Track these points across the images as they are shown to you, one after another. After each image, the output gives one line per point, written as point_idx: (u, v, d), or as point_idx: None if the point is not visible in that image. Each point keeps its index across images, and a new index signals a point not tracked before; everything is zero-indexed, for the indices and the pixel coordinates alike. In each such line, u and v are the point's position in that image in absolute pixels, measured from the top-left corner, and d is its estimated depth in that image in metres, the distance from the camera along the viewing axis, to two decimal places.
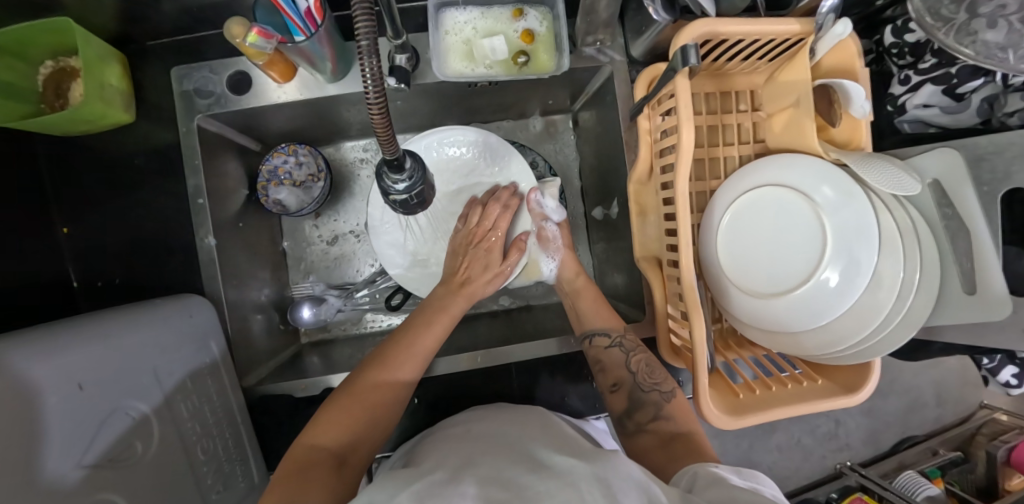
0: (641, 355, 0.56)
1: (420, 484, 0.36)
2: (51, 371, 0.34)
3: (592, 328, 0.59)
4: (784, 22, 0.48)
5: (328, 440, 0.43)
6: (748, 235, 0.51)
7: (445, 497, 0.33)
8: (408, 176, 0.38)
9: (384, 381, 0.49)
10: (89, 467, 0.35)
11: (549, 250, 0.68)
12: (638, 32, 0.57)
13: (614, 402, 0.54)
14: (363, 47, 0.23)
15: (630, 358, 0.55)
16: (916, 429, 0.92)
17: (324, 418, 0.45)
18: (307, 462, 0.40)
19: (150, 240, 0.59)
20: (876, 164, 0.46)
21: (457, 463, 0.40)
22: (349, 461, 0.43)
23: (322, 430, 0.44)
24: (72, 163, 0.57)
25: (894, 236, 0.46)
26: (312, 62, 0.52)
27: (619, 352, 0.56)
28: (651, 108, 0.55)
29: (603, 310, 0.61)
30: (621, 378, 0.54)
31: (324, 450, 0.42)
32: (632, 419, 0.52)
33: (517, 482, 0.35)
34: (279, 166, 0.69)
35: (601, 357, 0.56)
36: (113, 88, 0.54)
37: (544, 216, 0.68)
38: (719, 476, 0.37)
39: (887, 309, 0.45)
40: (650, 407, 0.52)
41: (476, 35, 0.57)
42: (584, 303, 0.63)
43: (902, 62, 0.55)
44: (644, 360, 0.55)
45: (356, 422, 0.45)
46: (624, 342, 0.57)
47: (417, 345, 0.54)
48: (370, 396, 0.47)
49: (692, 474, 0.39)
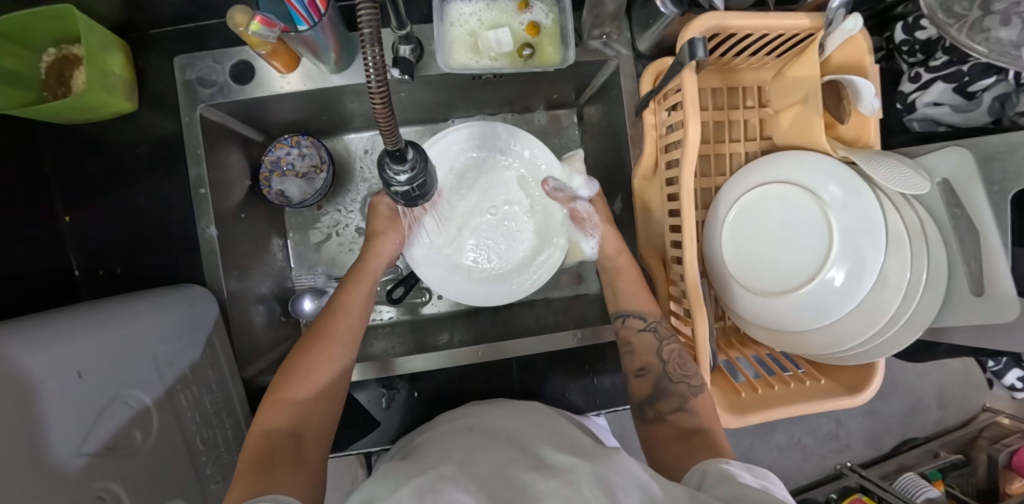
0: (674, 344, 0.52)
1: (418, 479, 0.36)
2: (50, 359, 0.34)
3: (625, 310, 0.56)
4: (793, 18, 0.47)
5: (279, 423, 0.43)
6: (753, 230, 0.51)
7: (444, 493, 0.32)
8: (410, 167, 0.38)
9: (316, 357, 0.48)
10: (89, 455, 0.35)
11: (585, 229, 0.64)
12: (645, 25, 0.56)
13: (639, 386, 0.51)
14: (365, 36, 0.21)
15: (661, 346, 0.52)
16: (917, 431, 0.91)
17: (269, 403, 0.44)
18: (263, 447, 0.40)
19: (152, 229, 0.59)
20: (886, 162, 0.45)
21: (456, 459, 0.40)
22: (304, 435, 0.43)
23: (268, 416, 0.43)
24: (74, 150, 0.57)
25: (902, 235, 0.46)
26: (314, 51, 0.52)
27: (652, 337, 0.53)
28: (657, 102, 0.55)
29: (637, 292, 0.57)
30: (649, 363, 0.52)
31: (278, 434, 0.42)
32: (653, 408, 0.49)
33: (516, 482, 0.35)
34: (282, 157, 0.69)
35: (631, 339, 0.54)
36: (116, 77, 0.53)
37: (570, 196, 0.65)
38: (729, 473, 0.36)
39: (893, 308, 0.45)
40: (675, 398, 0.48)
41: (481, 27, 0.57)
42: (621, 282, 0.58)
43: (913, 59, 0.54)
44: (678, 350, 0.51)
45: (300, 402, 0.45)
46: (660, 328, 0.54)
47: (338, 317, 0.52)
48: (304, 376, 0.46)
49: (701, 472, 0.39)
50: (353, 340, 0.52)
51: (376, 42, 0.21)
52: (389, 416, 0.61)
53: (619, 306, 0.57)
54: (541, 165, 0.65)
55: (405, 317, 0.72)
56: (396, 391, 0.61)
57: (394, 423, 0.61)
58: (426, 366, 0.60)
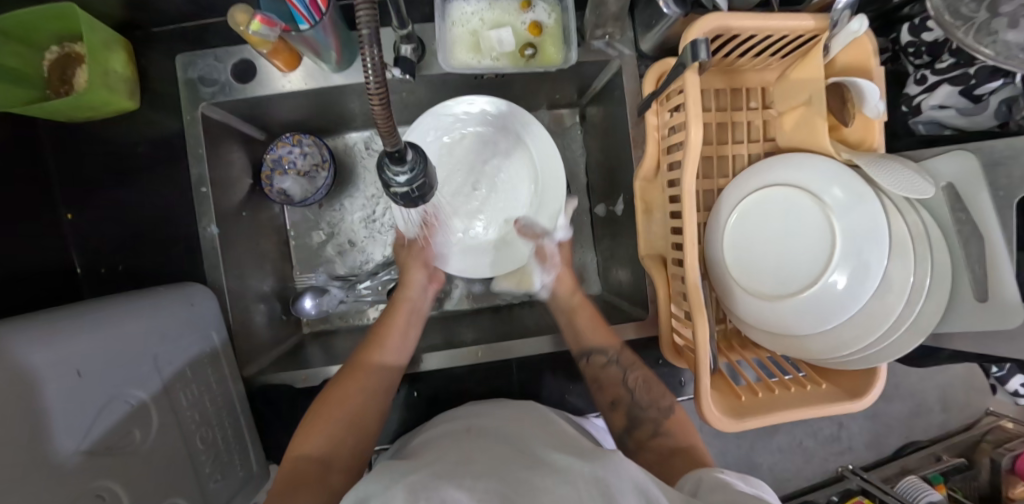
0: (638, 373, 0.56)
1: (414, 477, 0.36)
2: (52, 357, 0.35)
3: (587, 348, 0.57)
4: (797, 18, 0.47)
5: (313, 450, 0.44)
6: (755, 234, 0.50)
7: (441, 490, 0.32)
8: (409, 168, 0.38)
9: (352, 386, 0.50)
10: (89, 453, 0.35)
11: (546, 266, 0.67)
12: (648, 25, 0.56)
13: (615, 418, 0.54)
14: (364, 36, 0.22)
15: (627, 376, 0.55)
16: (920, 435, 0.91)
17: (307, 428, 0.46)
18: (295, 473, 0.41)
19: (153, 227, 0.59)
20: (890, 166, 0.45)
21: (453, 458, 0.40)
22: (335, 464, 0.44)
23: (304, 442, 0.45)
24: (76, 148, 0.57)
25: (905, 240, 0.45)
26: (316, 51, 0.52)
27: (617, 371, 0.56)
28: (659, 103, 0.54)
29: (599, 326, 0.59)
30: (619, 394, 0.55)
31: (310, 460, 0.43)
32: (631, 437, 0.52)
33: (514, 478, 0.35)
34: (284, 156, 0.69)
35: (598, 375, 0.56)
36: (117, 75, 0.53)
37: (540, 233, 0.67)
38: (722, 481, 0.37)
39: (896, 312, 0.45)
40: (648, 423, 0.52)
41: (483, 27, 0.57)
42: (581, 319, 0.61)
43: (919, 61, 0.54)
44: (642, 378, 0.56)
45: (333, 428, 0.46)
46: (621, 359, 0.57)
47: (374, 348, 0.54)
48: (339, 405, 0.48)
49: (695, 480, 0.39)
50: (392, 370, 0.54)
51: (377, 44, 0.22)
52: (389, 415, 0.61)
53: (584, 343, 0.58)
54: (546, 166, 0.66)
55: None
56: (396, 391, 0.61)
57: (393, 423, 0.62)
58: (426, 366, 0.60)
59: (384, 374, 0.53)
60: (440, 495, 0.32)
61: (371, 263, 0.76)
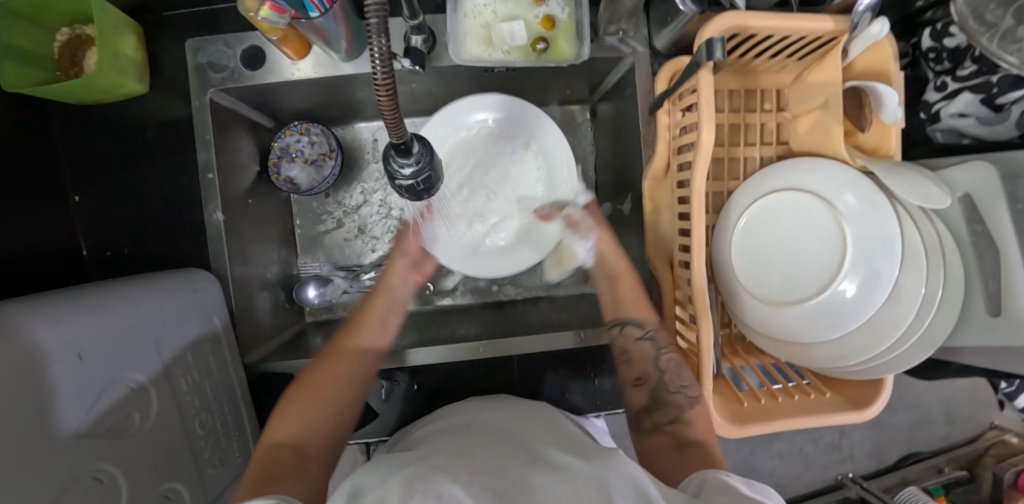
0: (672, 353, 0.52)
1: (409, 469, 0.36)
2: (55, 339, 0.35)
3: (624, 318, 0.55)
4: (817, 20, 0.45)
5: (286, 436, 0.42)
6: (764, 238, 0.50)
7: (437, 484, 0.32)
8: (415, 161, 0.38)
9: (325, 371, 0.48)
10: (87, 436, 0.36)
11: (580, 233, 0.64)
12: (663, 23, 0.55)
13: (636, 397, 0.52)
14: (372, 26, 0.23)
15: (660, 355, 0.52)
16: (922, 445, 0.90)
17: (279, 416, 0.44)
18: (267, 458, 0.39)
19: (158, 211, 0.59)
20: (905, 174, 0.44)
21: (451, 452, 0.40)
22: (310, 452, 0.41)
23: (276, 430, 0.43)
24: (85, 130, 0.57)
25: (918, 250, 0.45)
26: (326, 40, 0.51)
27: (650, 346, 0.53)
28: (671, 102, 0.53)
29: (639, 298, 0.56)
30: (647, 372, 0.52)
31: (283, 446, 0.41)
32: (650, 417, 0.49)
33: (511, 473, 0.35)
34: (291, 144, 0.69)
35: (629, 348, 0.53)
36: (127, 58, 0.53)
37: (563, 205, 0.66)
38: (728, 485, 0.36)
39: (905, 323, 0.44)
40: (672, 408, 0.48)
41: (495, 19, 0.56)
42: (623, 288, 0.57)
43: (939, 67, 0.53)
44: (676, 358, 0.51)
45: (307, 414, 0.44)
46: (657, 336, 0.53)
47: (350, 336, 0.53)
48: (315, 389, 0.46)
49: (699, 480, 0.38)
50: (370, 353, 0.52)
51: (383, 32, 0.23)
52: (388, 408, 0.61)
53: (620, 314, 0.56)
54: (558, 161, 0.67)
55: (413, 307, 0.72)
56: (396, 383, 0.61)
57: (392, 415, 0.62)
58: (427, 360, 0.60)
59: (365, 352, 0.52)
60: (434, 488, 0.32)
61: (376, 254, 0.75)
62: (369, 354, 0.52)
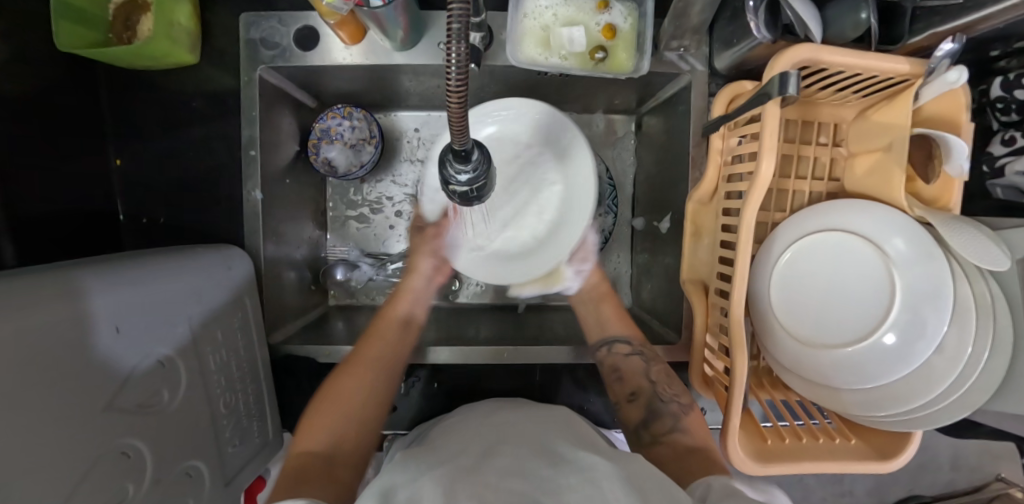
0: (660, 366, 0.55)
1: (435, 471, 0.36)
2: (95, 311, 0.35)
3: (611, 337, 0.59)
4: (894, 61, 0.44)
5: (320, 439, 0.43)
6: (808, 275, 0.49)
7: (470, 487, 0.32)
8: (473, 168, 0.37)
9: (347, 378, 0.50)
10: (115, 410, 0.36)
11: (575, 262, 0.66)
12: (727, 44, 0.53)
13: (630, 412, 0.52)
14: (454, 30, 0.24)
15: (649, 368, 0.55)
16: (924, 489, 0.91)
17: (308, 424, 0.45)
18: (299, 464, 0.41)
19: (196, 184, 0.59)
20: (967, 229, 0.43)
21: (476, 453, 0.40)
22: (341, 458, 0.42)
23: (306, 438, 0.44)
24: (132, 95, 0.57)
25: (968, 307, 0.44)
26: (383, 28, 0.50)
27: (639, 362, 0.56)
28: (727, 127, 0.52)
29: (623, 320, 0.61)
30: (639, 387, 0.53)
31: (315, 455, 0.42)
32: (648, 430, 0.49)
33: (535, 474, 0.35)
34: (333, 127, 0.68)
35: (620, 364, 0.56)
36: (181, 27, 0.52)
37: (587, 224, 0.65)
38: (733, 489, 0.34)
39: (950, 379, 0.43)
40: (669, 418, 0.50)
41: (555, 23, 0.54)
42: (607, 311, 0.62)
43: (1006, 119, 0.51)
44: (664, 372, 0.55)
45: (337, 415, 0.46)
46: (645, 351, 0.57)
47: (371, 346, 0.53)
48: (347, 396, 0.48)
49: (705, 487, 0.36)
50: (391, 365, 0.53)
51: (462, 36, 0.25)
52: (407, 402, 0.62)
53: (606, 334, 0.59)
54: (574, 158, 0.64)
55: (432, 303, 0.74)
56: (416, 378, 0.62)
57: (410, 409, 0.62)
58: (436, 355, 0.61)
59: (393, 355, 0.54)
60: (466, 486, 0.32)
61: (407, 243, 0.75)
62: (389, 365, 0.52)
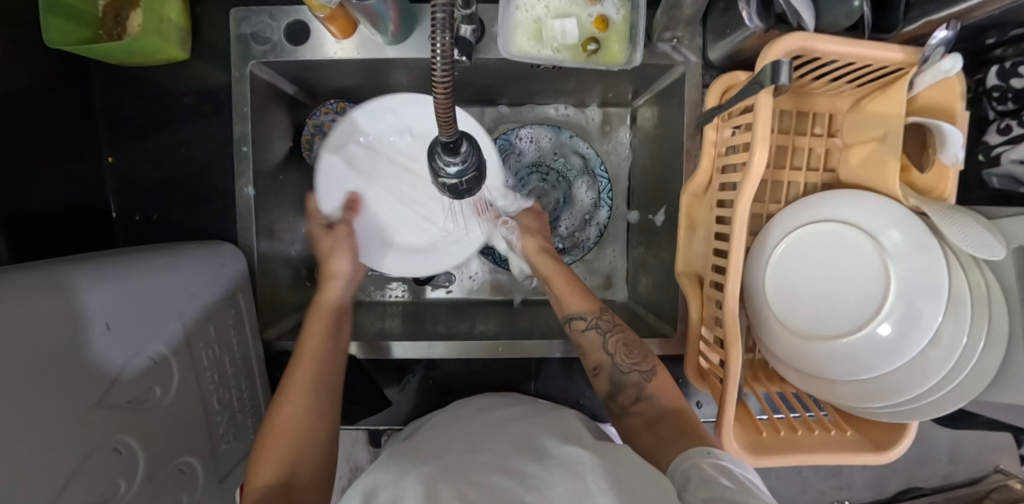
0: (618, 335, 0.52)
1: (423, 470, 0.36)
2: (83, 308, 0.35)
3: (568, 313, 0.55)
4: (888, 49, 0.43)
5: (273, 472, 0.39)
6: (804, 269, 0.49)
7: (454, 486, 0.32)
8: (462, 160, 0.37)
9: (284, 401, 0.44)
10: (107, 407, 0.36)
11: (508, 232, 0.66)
12: (721, 34, 0.53)
13: (597, 385, 0.51)
14: (438, 19, 0.26)
15: (606, 340, 0.52)
16: (923, 482, 0.92)
17: (259, 454, 0.40)
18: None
19: (188, 181, 0.59)
20: (961, 218, 0.42)
21: (465, 450, 0.40)
22: (300, 483, 0.39)
23: (259, 470, 0.39)
24: (123, 92, 0.57)
25: (963, 298, 0.44)
26: (374, 22, 0.49)
27: (596, 335, 0.53)
28: (721, 118, 0.52)
29: (576, 292, 0.57)
30: (600, 361, 0.51)
31: (269, 487, 0.37)
32: (616, 401, 0.49)
33: (524, 470, 0.35)
34: (326, 122, 0.69)
35: (579, 341, 0.54)
36: (172, 23, 0.52)
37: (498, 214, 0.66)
38: (708, 475, 0.34)
39: (946, 369, 0.43)
40: (631, 388, 0.48)
41: (547, 15, 0.54)
42: (559, 286, 0.58)
43: (1002, 108, 0.51)
44: (621, 341, 0.52)
45: (282, 444, 0.41)
46: (601, 322, 0.54)
47: (307, 360, 0.48)
48: (290, 421, 0.42)
49: (684, 473, 0.36)
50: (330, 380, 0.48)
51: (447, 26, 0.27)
52: (402, 397, 0.62)
53: (563, 310, 0.56)
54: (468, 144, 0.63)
55: (407, 299, 0.73)
56: (411, 374, 0.62)
57: (405, 405, 0.63)
58: (405, 355, 0.60)
59: (332, 359, 0.50)
60: (450, 487, 0.32)
61: None
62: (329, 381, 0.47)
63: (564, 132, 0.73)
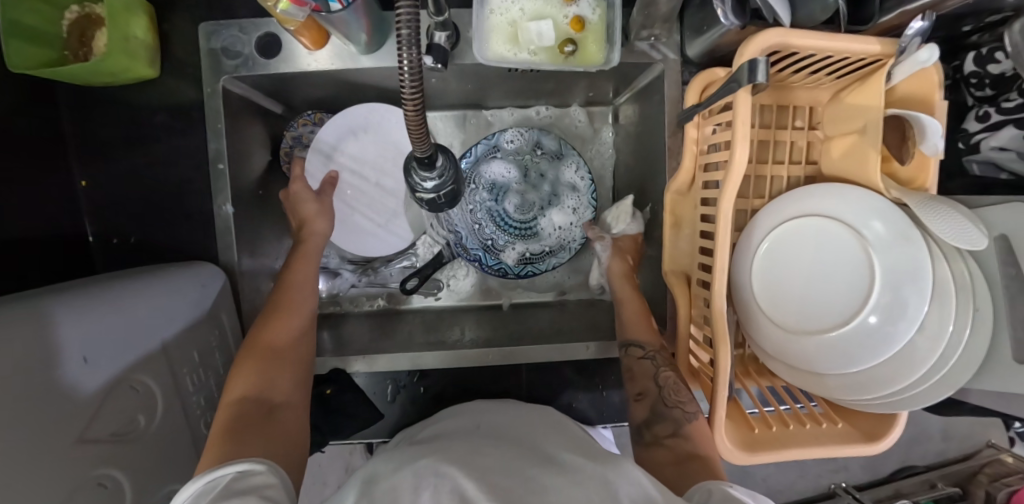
0: (671, 372, 0.52)
1: (420, 461, 0.36)
2: (58, 342, 0.34)
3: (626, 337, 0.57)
4: (864, 42, 0.43)
5: (245, 392, 0.43)
6: (789, 258, 0.49)
7: (450, 476, 0.33)
8: (438, 175, 0.37)
9: (263, 338, 0.48)
10: (90, 442, 0.35)
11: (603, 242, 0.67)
12: (698, 31, 0.52)
13: (636, 410, 0.51)
14: (404, 35, 0.27)
15: (659, 372, 0.52)
16: (917, 460, 0.95)
17: (236, 374, 0.45)
18: (231, 415, 0.40)
19: (165, 201, 0.58)
20: (941, 208, 0.42)
21: (462, 446, 0.40)
22: (276, 402, 0.43)
23: (235, 386, 0.43)
24: (94, 113, 0.56)
25: (948, 287, 0.44)
26: (346, 33, 0.49)
27: (651, 366, 0.53)
28: (701, 116, 0.52)
29: (643, 320, 0.58)
30: (646, 388, 0.52)
31: (248, 402, 0.42)
32: (649, 431, 0.49)
33: (521, 473, 0.34)
34: (304, 133, 0.69)
35: (632, 365, 0.54)
36: (138, 40, 0.51)
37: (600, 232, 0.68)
38: (733, 496, 0.35)
39: (934, 357, 0.43)
40: (670, 423, 0.48)
41: (523, 17, 0.53)
42: (628, 312, 0.59)
43: (980, 94, 0.51)
44: (674, 378, 0.52)
45: (260, 369, 0.45)
46: (658, 356, 0.54)
47: (287, 298, 0.53)
48: (268, 350, 0.47)
49: (705, 491, 0.37)
50: (300, 326, 0.52)
51: (413, 41, 0.27)
52: (394, 408, 0.62)
53: (625, 335, 0.58)
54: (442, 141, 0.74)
55: (388, 307, 0.73)
56: (402, 384, 0.62)
57: (397, 416, 0.62)
58: (393, 364, 0.60)
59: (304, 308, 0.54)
60: (444, 477, 0.33)
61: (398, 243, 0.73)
62: (297, 332, 0.51)
63: (546, 135, 0.72)
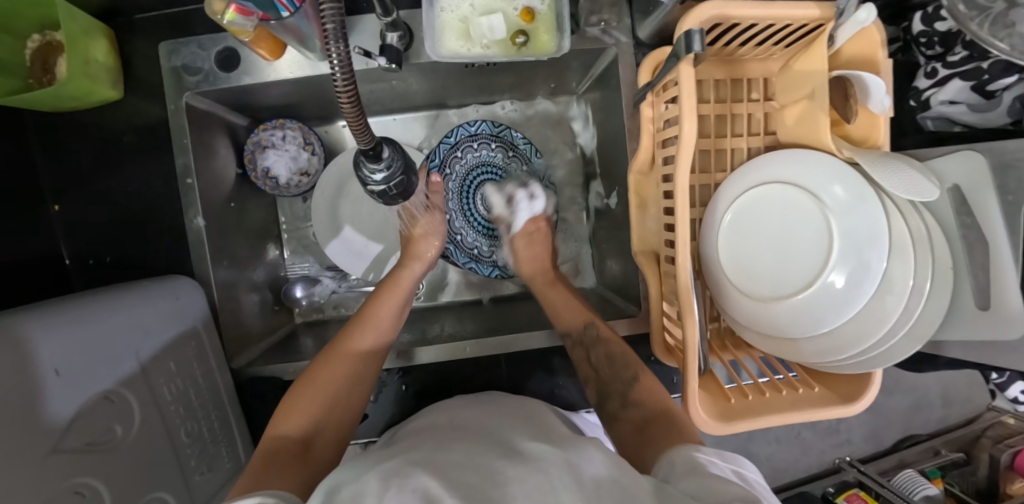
0: (602, 349, 0.55)
1: (387, 465, 0.34)
2: (30, 352, 0.35)
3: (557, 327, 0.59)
4: (802, 7, 0.44)
5: (290, 429, 0.44)
6: (758, 237, 0.49)
7: (415, 474, 0.31)
8: (386, 166, 0.37)
9: (331, 375, 0.49)
10: (67, 452, 0.36)
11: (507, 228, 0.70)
12: (646, 12, 0.53)
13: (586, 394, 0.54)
14: (328, 32, 0.27)
15: (590, 353, 0.55)
16: (919, 428, 0.94)
17: (286, 408, 0.46)
18: (269, 450, 0.41)
19: (138, 218, 0.59)
20: (890, 165, 0.43)
21: (431, 443, 0.40)
22: (313, 446, 0.43)
23: (282, 422, 0.44)
24: (63, 137, 0.57)
25: (905, 243, 0.44)
26: (301, 39, 0.50)
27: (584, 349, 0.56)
28: (654, 94, 0.52)
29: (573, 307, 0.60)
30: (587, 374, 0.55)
31: (289, 438, 0.43)
32: (606, 413, 0.50)
33: (486, 465, 0.34)
34: (265, 138, 0.67)
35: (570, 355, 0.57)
36: (99, 63, 0.52)
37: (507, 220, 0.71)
38: (697, 464, 0.34)
39: (898, 315, 0.43)
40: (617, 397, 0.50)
41: (474, 13, 0.54)
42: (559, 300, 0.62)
43: (930, 52, 0.51)
44: (604, 353, 0.54)
45: (314, 407, 0.46)
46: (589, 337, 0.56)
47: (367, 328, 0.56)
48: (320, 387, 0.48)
49: (670, 461, 0.36)
50: (363, 367, 0.52)
51: (340, 40, 0.28)
52: (379, 407, 0.62)
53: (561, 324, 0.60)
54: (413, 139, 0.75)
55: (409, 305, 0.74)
56: (383, 384, 0.62)
57: (381, 415, 0.62)
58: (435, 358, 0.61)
59: (362, 357, 0.53)
60: (406, 467, 0.33)
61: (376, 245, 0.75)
62: (359, 363, 0.52)
63: (490, 125, 0.72)
